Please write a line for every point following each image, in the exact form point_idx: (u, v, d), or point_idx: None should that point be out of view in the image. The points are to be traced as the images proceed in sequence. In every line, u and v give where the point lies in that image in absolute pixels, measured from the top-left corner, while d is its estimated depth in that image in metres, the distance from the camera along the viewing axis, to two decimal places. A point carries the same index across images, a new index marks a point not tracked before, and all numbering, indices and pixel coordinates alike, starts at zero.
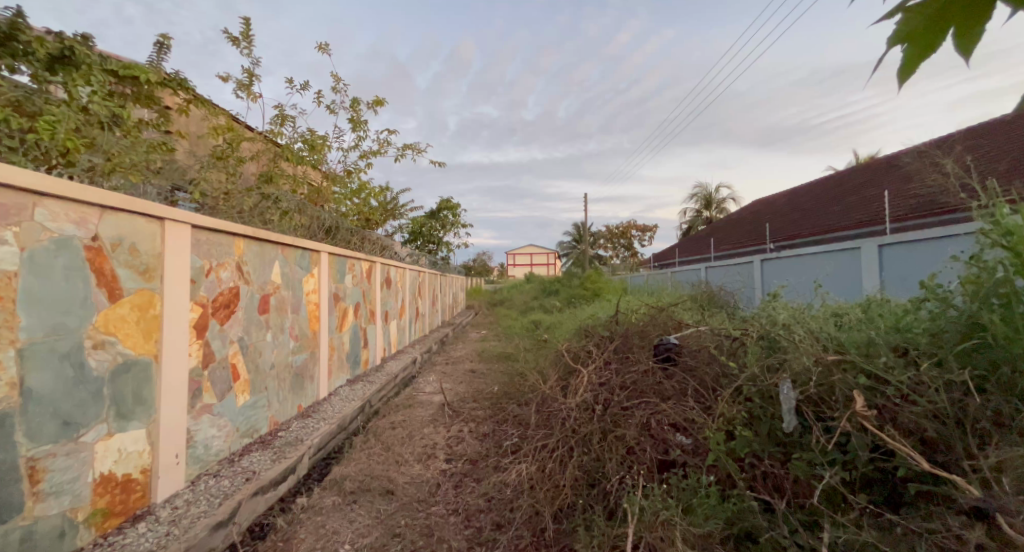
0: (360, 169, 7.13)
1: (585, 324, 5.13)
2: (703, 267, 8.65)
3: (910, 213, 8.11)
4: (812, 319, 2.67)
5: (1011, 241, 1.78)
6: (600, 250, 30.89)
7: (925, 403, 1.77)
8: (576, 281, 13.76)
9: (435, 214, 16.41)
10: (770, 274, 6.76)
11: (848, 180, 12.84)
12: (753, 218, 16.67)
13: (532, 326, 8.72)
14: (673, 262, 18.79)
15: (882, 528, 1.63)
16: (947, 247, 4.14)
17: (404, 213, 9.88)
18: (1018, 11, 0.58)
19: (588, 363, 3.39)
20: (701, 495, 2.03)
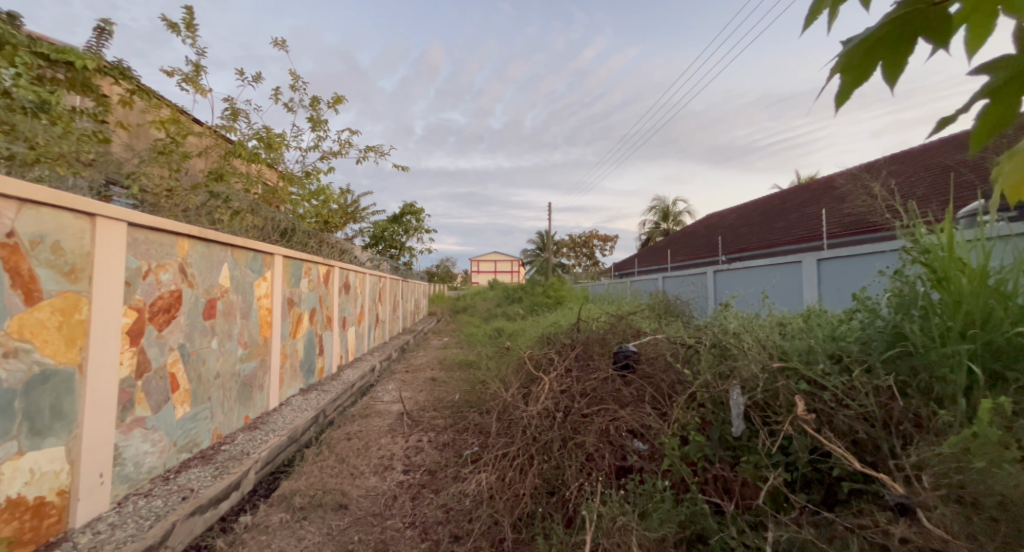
0: (319, 170, 6.90)
1: (546, 331, 5.16)
2: (661, 277, 8.95)
3: (847, 230, 8.71)
4: (759, 327, 2.81)
5: (927, 258, 2.08)
6: (567, 258, 31.34)
7: (857, 406, 1.90)
8: (539, 288, 13.85)
9: (399, 219, 16.11)
10: (723, 284, 7.06)
11: (791, 198, 13.71)
12: (706, 231, 17.46)
13: (496, 332, 8.68)
14: (633, 272, 19.37)
15: (821, 526, 1.72)
16: (875, 261, 4.46)
17: (365, 216, 9.65)
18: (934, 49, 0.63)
19: (549, 370, 3.40)
20: (657, 500, 2.09)
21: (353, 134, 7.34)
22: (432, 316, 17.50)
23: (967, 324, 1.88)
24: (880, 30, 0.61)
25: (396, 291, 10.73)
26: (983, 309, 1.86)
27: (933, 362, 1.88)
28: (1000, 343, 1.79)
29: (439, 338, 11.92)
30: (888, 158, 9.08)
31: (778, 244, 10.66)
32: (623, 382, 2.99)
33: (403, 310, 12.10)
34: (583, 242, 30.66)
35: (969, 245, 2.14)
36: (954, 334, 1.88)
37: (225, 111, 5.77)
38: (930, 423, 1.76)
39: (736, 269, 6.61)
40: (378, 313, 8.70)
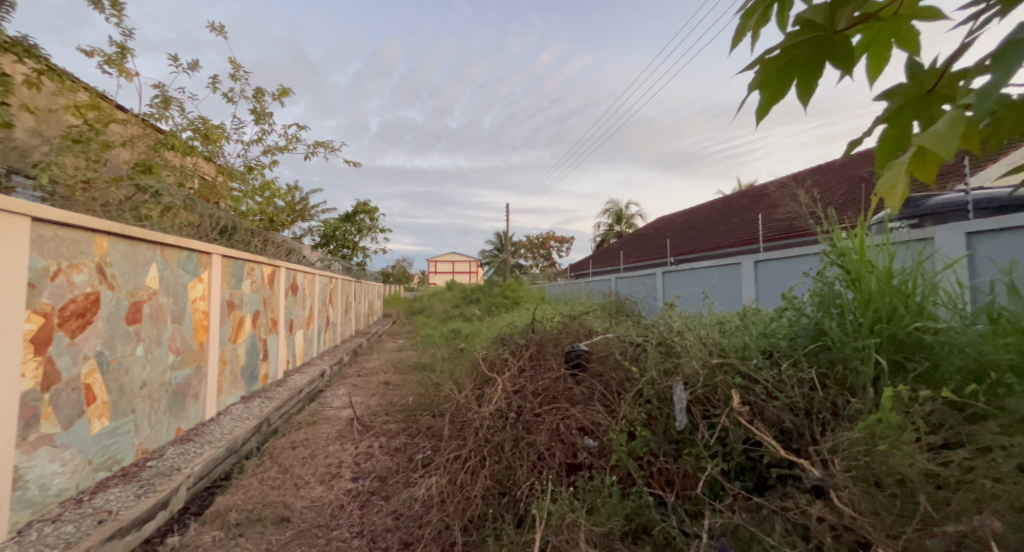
0: (263, 165, 6.53)
1: (503, 332, 5.17)
2: (614, 278, 9.23)
3: (780, 235, 9.38)
4: (701, 325, 2.98)
5: (845, 261, 2.30)
6: (524, 259, 31.61)
7: (784, 398, 2.06)
8: (497, 289, 13.84)
9: (352, 218, 15.57)
10: (671, 285, 7.39)
11: (732, 204, 14.59)
12: (656, 234, 18.21)
13: (453, 333, 8.59)
14: (588, 273, 19.87)
15: (752, 510, 1.85)
16: (800, 264, 4.86)
17: (314, 214, 9.24)
18: (842, 74, 0.79)
19: (503, 371, 3.41)
20: (604, 495, 2.15)
21: (300, 129, 7.00)
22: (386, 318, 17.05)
23: (876, 320, 2.10)
24: (796, 54, 0.78)
25: (348, 292, 10.36)
26: (887, 306, 2.09)
27: (847, 356, 2.08)
28: (902, 336, 2.01)
29: (393, 340, 11.63)
30: (814, 170, 9.89)
31: (721, 247, 11.29)
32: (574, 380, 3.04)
33: (356, 312, 11.70)
34: (539, 243, 31.02)
35: (878, 249, 2.38)
36: (864, 329, 2.09)
37: (155, 98, 5.32)
38: (842, 410, 1.94)
39: (682, 271, 6.95)
40: (329, 315, 8.37)
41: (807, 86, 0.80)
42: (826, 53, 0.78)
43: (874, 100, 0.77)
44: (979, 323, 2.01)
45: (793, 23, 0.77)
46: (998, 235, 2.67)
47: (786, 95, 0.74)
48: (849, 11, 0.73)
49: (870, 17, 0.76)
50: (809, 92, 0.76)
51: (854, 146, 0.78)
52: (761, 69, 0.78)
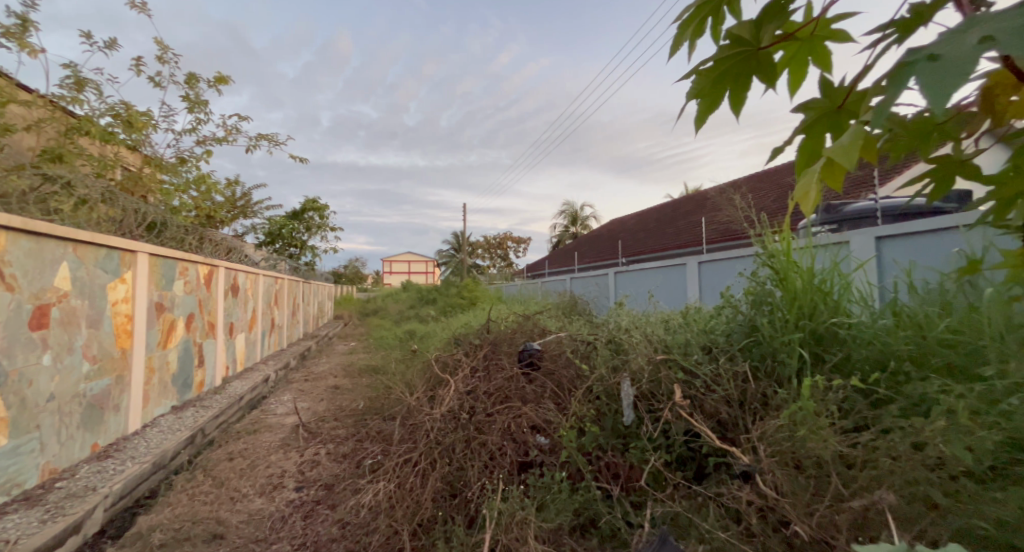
0: (197, 157, 6.06)
1: (457, 332, 5.12)
2: (569, 279, 9.40)
3: (722, 237, 9.94)
4: (648, 323, 3.10)
5: (775, 263, 2.48)
6: (480, 259, 31.49)
7: (721, 390, 2.19)
8: (453, 290, 13.69)
9: (299, 215, 14.82)
10: (622, 285, 7.64)
11: (678, 207, 15.27)
12: (609, 235, 18.73)
13: (408, 334, 8.40)
14: (544, 273, 20.15)
15: (691, 498, 1.95)
16: (735, 264, 5.19)
17: (256, 211, 8.70)
18: (769, 88, 0.86)
19: (456, 372, 3.38)
20: (554, 491, 2.19)
21: (240, 119, 6.57)
22: (337, 319, 16.40)
23: (800, 317, 2.29)
24: (728, 68, 0.84)
25: (296, 293, 9.85)
26: (808, 304, 2.29)
27: (775, 349, 2.24)
28: (821, 331, 2.21)
29: (344, 342, 11.18)
30: (752, 177, 10.55)
31: (668, 248, 11.80)
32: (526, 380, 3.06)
33: (305, 314, 11.14)
34: (496, 243, 31.01)
35: (803, 252, 2.59)
36: (791, 324, 2.27)
37: (66, 79, 4.79)
38: (771, 400, 2.09)
39: (633, 271, 7.20)
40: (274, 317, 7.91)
41: (738, 98, 0.87)
42: (754, 68, 0.84)
43: (793, 112, 0.84)
44: (885, 318, 2.24)
45: (723, 38, 0.82)
46: (899, 239, 2.96)
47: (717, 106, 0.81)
48: (772, 28, 0.78)
49: (790, 35, 0.82)
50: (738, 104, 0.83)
51: (777, 155, 0.86)
52: (696, 82, 0.84)
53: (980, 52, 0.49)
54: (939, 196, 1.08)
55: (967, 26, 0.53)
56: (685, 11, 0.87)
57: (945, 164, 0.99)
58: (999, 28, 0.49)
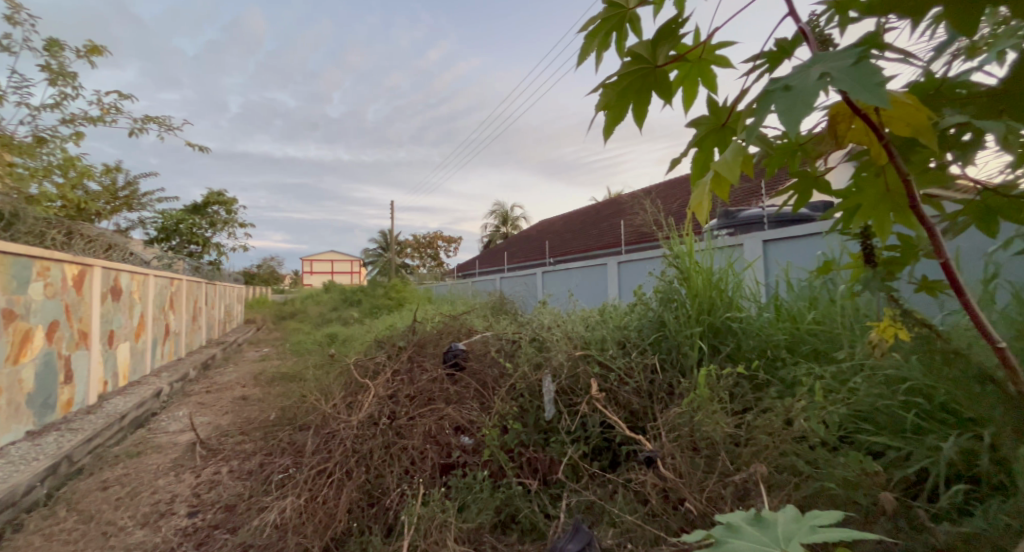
0: (64, 137, 5.18)
1: (382, 334, 4.92)
2: (498, 278, 9.46)
3: (641, 239, 10.60)
4: (569, 320, 3.21)
5: (681, 263, 2.71)
6: (406, 258, 30.48)
7: (633, 382, 2.35)
8: (379, 290, 13.13)
9: (199, 209, 13.25)
10: (548, 284, 7.85)
11: (601, 210, 16.03)
12: (536, 236, 19.16)
13: (329, 338, 7.89)
14: (474, 272, 20.10)
15: (603, 485, 2.07)
16: (647, 264, 5.56)
17: (144, 203, 7.66)
18: (666, 104, 0.93)
19: (377, 375, 3.23)
20: (476, 491, 2.20)
21: (121, 96, 5.72)
22: (247, 323, 14.95)
23: (700, 312, 2.53)
24: (629, 84, 0.90)
25: (196, 295, 8.81)
26: (706, 300, 2.54)
27: (679, 343, 2.45)
28: (718, 324, 2.46)
29: (255, 349, 10.20)
30: (666, 183, 11.38)
31: (593, 249, 12.33)
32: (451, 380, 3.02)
33: (208, 319, 10.00)
34: (423, 242, 30.22)
35: (705, 253, 2.85)
36: (692, 319, 2.49)
37: None
38: (675, 389, 2.28)
39: (559, 270, 7.44)
40: (169, 323, 7.01)
41: (639, 111, 0.94)
42: (651, 85, 0.91)
43: (685, 127, 0.92)
44: (769, 311, 2.54)
45: (625, 54, 0.88)
46: (781, 242, 3.37)
47: (620, 117, 0.87)
48: (665, 50, 0.85)
49: (682, 56, 0.89)
50: (638, 116, 0.90)
51: (673, 166, 0.93)
52: (602, 94, 0.89)
53: (821, 87, 0.57)
54: (803, 207, 1.24)
55: (813, 63, 0.62)
56: (591, 25, 0.92)
57: (806, 179, 1.16)
58: (834, 67, 0.59)
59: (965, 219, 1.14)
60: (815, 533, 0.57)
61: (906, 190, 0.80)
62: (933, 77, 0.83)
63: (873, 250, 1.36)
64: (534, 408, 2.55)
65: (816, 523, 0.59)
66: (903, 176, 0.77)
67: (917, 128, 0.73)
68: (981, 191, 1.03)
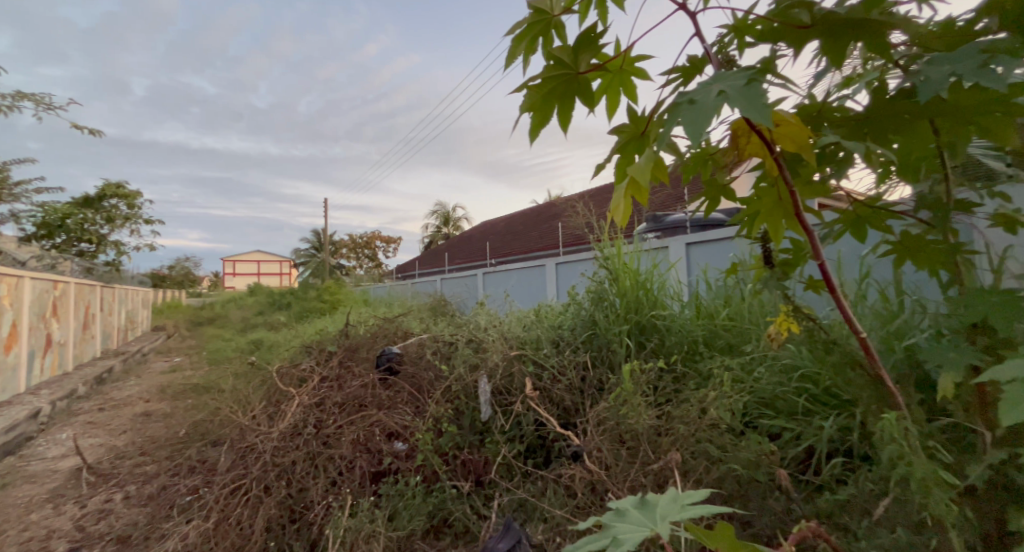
0: None
1: (311, 339, 4.64)
2: (437, 279, 9.31)
3: (578, 241, 10.93)
4: (506, 321, 3.24)
5: (612, 265, 2.85)
6: (339, 258, 29.00)
7: (566, 380, 2.42)
8: (309, 292, 12.40)
9: (93, 201, 11.66)
10: (489, 285, 7.86)
11: (540, 212, 16.32)
12: (476, 237, 19.10)
13: (252, 344, 7.30)
14: (412, 274, 19.61)
15: (535, 482, 2.11)
16: (582, 266, 5.75)
17: (19, 193, 6.61)
18: (589, 110, 0.97)
19: (303, 383, 3.04)
20: (407, 498, 2.15)
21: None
22: (154, 330, 13.40)
23: (628, 311, 2.66)
24: (553, 88, 0.93)
25: (89, 300, 7.77)
26: (634, 299, 2.68)
27: (609, 340, 2.57)
28: (644, 322, 2.60)
29: (163, 359, 9.16)
30: (602, 188, 11.82)
31: (532, 250, 12.52)
32: (384, 384, 2.91)
33: (104, 327, 8.84)
34: (357, 242, 28.99)
35: (634, 254, 3.00)
36: (621, 318, 2.62)
37: None
38: (605, 384, 2.39)
39: (499, 271, 7.47)
40: (52, 332, 6.11)
41: (563, 115, 0.97)
42: (574, 91, 0.94)
43: (607, 134, 0.96)
44: (690, 309, 2.73)
45: (548, 59, 0.90)
46: (702, 245, 3.64)
47: (545, 120, 0.90)
48: (587, 58, 0.88)
49: (604, 66, 0.93)
50: (563, 120, 0.93)
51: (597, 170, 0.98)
52: (527, 97, 0.91)
53: (719, 103, 0.63)
54: (713, 213, 1.35)
55: (714, 80, 0.68)
56: (517, 28, 0.93)
57: (714, 187, 1.26)
58: (730, 86, 0.65)
59: (840, 227, 1.31)
60: (684, 510, 0.58)
61: (791, 199, 0.91)
62: (812, 102, 0.95)
63: (771, 253, 1.52)
64: (469, 410, 2.54)
65: (684, 503, 0.60)
66: (790, 188, 0.87)
67: (801, 144, 0.82)
68: (853, 204, 1.21)
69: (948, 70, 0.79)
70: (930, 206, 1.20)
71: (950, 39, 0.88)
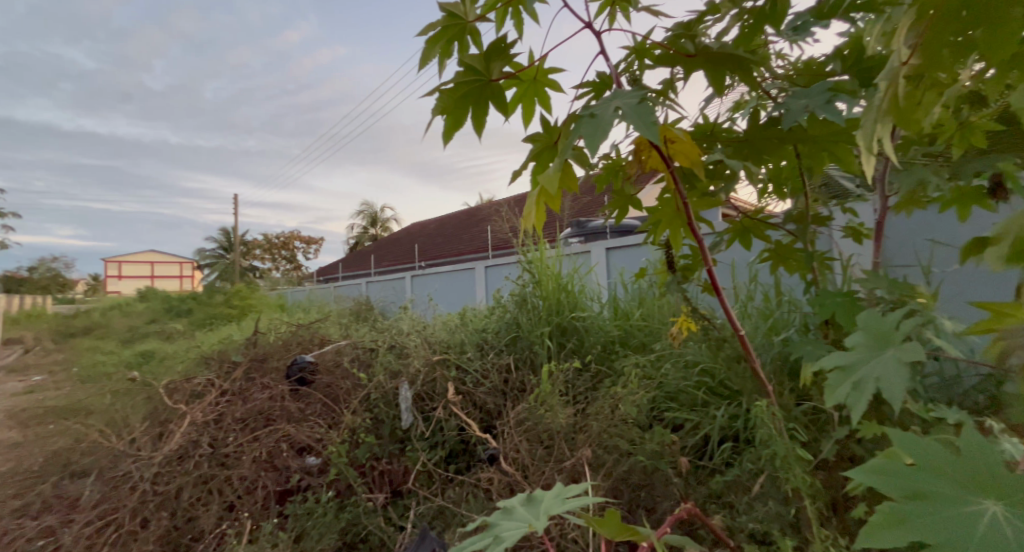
0: None
1: (212, 348, 4.18)
2: (361, 283, 8.89)
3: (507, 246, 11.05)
4: (431, 325, 3.17)
5: (534, 269, 2.93)
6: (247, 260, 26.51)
7: (489, 383, 2.43)
8: (212, 298, 11.19)
9: None
10: (417, 288, 7.68)
11: (468, 216, 16.26)
12: (402, 239, 18.55)
13: (139, 356, 6.41)
14: (332, 277, 18.52)
15: (454, 487, 2.09)
16: (508, 269, 5.82)
17: None
18: (503, 117, 0.99)
19: (197, 398, 2.72)
20: (316, 516, 2.01)
21: None
22: (7, 343, 11.25)
23: (551, 313, 2.75)
24: (466, 92, 0.93)
25: None
26: (556, 302, 2.77)
27: (531, 342, 2.62)
28: (565, 324, 2.69)
29: (19, 377, 7.72)
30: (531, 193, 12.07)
31: (461, 254, 12.43)
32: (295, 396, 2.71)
33: None
34: (268, 242, 26.75)
35: (556, 258, 3.10)
36: (543, 320, 2.69)
37: None
38: (526, 386, 2.43)
39: (428, 274, 7.32)
40: None
41: (478, 120, 0.98)
42: (487, 97, 0.95)
43: (521, 142, 0.99)
44: (608, 310, 2.88)
45: (460, 64, 0.90)
46: (620, 250, 3.86)
47: (457, 123, 0.90)
48: (499, 66, 0.90)
49: (516, 76, 0.96)
50: (477, 125, 0.94)
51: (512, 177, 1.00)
52: (439, 100, 0.90)
53: (616, 119, 0.68)
54: (622, 220, 1.45)
55: (612, 97, 0.73)
56: (431, 30, 0.93)
57: (623, 197, 1.35)
58: (625, 103, 0.70)
59: (729, 236, 1.46)
60: (563, 502, 0.73)
61: (685, 210, 1.00)
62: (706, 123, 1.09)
63: (673, 259, 1.66)
64: (389, 418, 2.45)
65: (566, 496, 0.75)
66: (683, 200, 0.96)
67: (691, 161, 0.94)
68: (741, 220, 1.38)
69: (804, 104, 0.92)
70: (796, 220, 1.39)
71: (808, 77, 1.03)
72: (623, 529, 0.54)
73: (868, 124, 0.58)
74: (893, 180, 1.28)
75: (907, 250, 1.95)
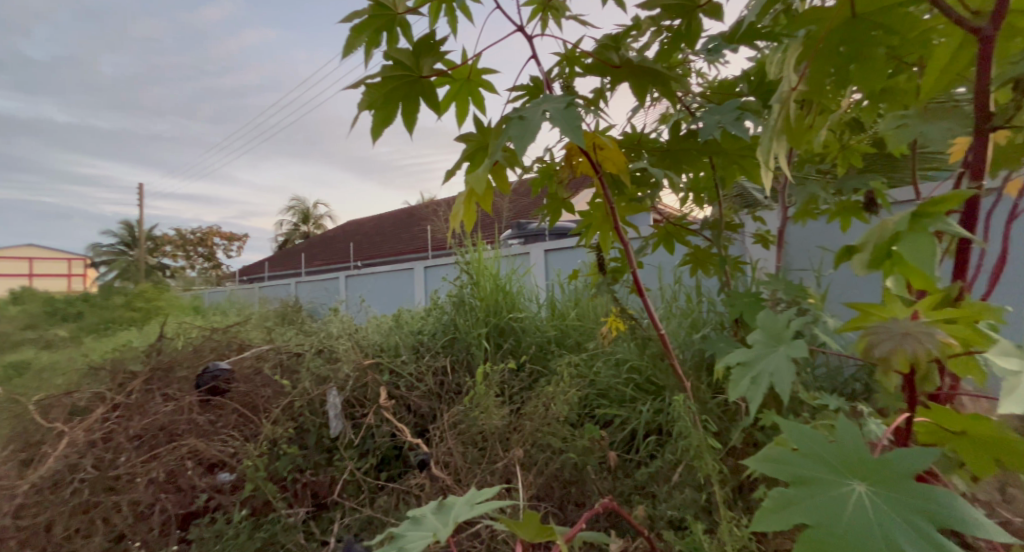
0: None
1: (108, 356, 3.70)
2: (290, 283, 8.36)
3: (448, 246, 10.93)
4: (363, 327, 3.05)
5: (472, 270, 2.91)
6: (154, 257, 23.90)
7: (423, 386, 2.38)
8: (110, 299, 9.95)
9: None
10: (353, 289, 7.37)
11: (407, 215, 15.87)
12: (335, 238, 17.69)
13: (15, 366, 5.55)
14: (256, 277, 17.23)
15: (384, 496, 2.01)
16: (446, 271, 5.75)
17: None
18: (435, 114, 0.98)
19: (83, 414, 2.39)
20: (229, 537, 1.84)
21: None
22: None
23: (488, 314, 2.74)
24: (396, 88, 0.91)
25: None
26: (493, 303, 2.77)
27: (467, 344, 2.60)
28: (502, 324, 2.69)
29: None
30: None
31: (400, 254, 12.10)
32: (206, 407, 2.42)
33: None
34: (180, 238, 24.32)
35: (494, 260, 3.10)
36: (480, 321, 2.68)
37: None
38: (462, 387, 2.40)
39: (364, 275, 7.05)
40: None
41: (408, 116, 0.95)
42: (418, 94, 0.93)
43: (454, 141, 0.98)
44: (544, 311, 2.94)
45: (388, 58, 0.87)
46: (558, 252, 3.96)
47: (386, 118, 0.87)
48: (430, 62, 0.88)
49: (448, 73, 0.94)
50: (407, 121, 0.92)
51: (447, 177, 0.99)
52: (366, 93, 0.87)
53: (544, 122, 0.69)
54: (555, 223, 1.48)
55: (541, 101, 0.74)
56: (357, 20, 0.89)
57: (555, 201, 1.38)
58: (553, 108, 0.72)
59: (654, 240, 1.55)
60: (471, 506, 0.74)
61: (611, 214, 1.04)
62: (632, 132, 1.14)
63: (604, 261, 1.72)
64: (315, 427, 2.31)
65: (476, 501, 0.76)
66: (610, 205, 0.99)
67: (618, 168, 0.98)
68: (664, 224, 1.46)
69: (717, 119, 1.00)
70: (712, 227, 1.50)
71: (720, 96, 1.12)
72: (541, 529, 0.55)
73: (766, 141, 0.62)
74: (792, 193, 1.42)
75: (804, 256, 2.18)
